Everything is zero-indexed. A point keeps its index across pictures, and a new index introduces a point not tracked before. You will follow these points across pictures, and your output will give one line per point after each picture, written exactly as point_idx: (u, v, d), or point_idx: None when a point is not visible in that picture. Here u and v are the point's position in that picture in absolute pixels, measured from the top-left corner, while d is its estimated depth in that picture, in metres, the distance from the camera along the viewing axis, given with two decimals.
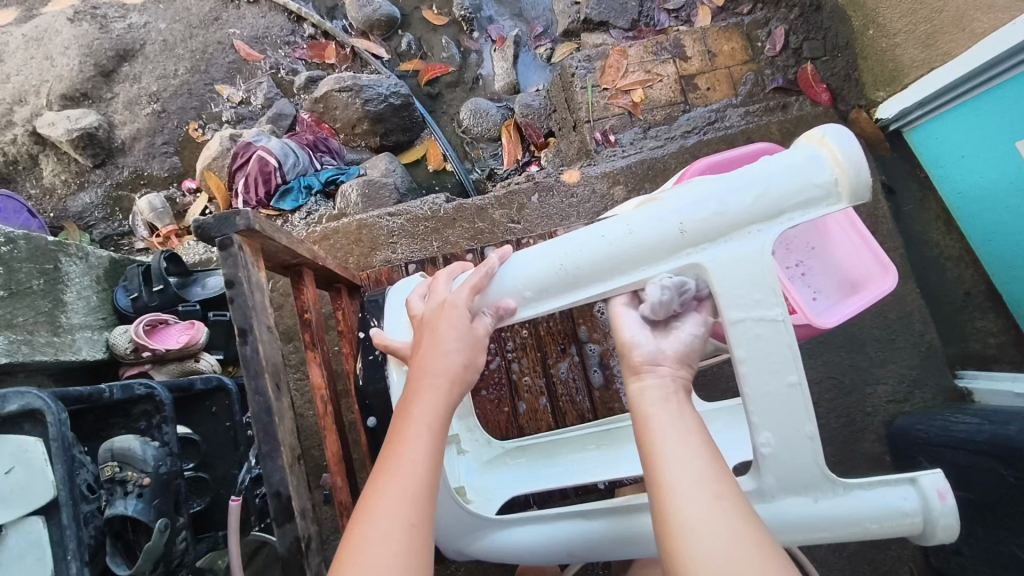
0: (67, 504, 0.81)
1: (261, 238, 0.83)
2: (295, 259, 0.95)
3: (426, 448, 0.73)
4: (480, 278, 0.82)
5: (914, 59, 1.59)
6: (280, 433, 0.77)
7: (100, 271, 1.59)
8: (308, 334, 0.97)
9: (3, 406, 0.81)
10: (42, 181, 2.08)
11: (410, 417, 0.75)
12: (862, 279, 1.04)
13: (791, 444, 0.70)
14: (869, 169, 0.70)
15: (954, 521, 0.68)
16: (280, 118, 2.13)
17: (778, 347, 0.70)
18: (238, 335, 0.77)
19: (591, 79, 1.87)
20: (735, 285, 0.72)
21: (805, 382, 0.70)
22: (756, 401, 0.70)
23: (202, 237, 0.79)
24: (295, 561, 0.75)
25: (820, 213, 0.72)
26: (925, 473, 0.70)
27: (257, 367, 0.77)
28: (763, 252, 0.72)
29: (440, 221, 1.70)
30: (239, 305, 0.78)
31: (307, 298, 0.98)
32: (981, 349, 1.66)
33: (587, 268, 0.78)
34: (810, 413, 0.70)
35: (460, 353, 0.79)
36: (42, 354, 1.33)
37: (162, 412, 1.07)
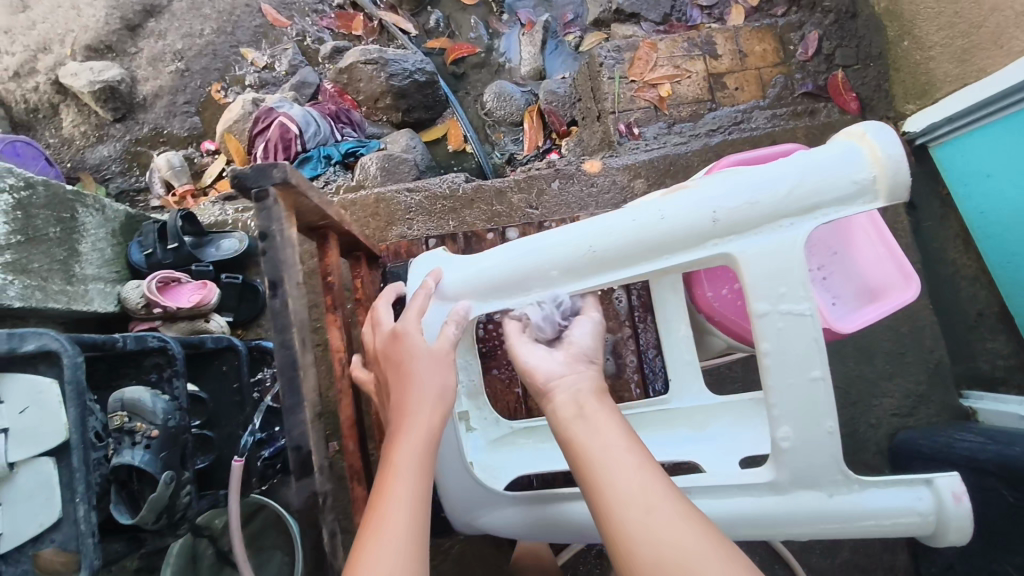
0: (77, 447, 0.82)
1: (295, 192, 0.81)
2: (323, 221, 0.94)
3: (416, 484, 0.74)
4: (421, 300, 0.89)
5: (948, 74, 1.57)
6: (305, 387, 0.78)
7: (115, 225, 1.58)
8: (330, 297, 0.97)
9: (20, 346, 0.80)
10: (61, 131, 2.08)
11: (396, 453, 0.77)
12: (886, 286, 1.03)
13: (811, 440, 0.74)
14: (909, 168, 0.72)
15: (966, 523, 0.73)
16: (304, 86, 2.12)
17: (803, 341, 0.73)
18: (268, 288, 0.78)
19: (619, 70, 1.83)
20: (765, 277, 0.74)
21: (829, 377, 0.73)
22: (778, 394, 0.74)
23: (240, 188, 0.79)
24: (311, 515, 0.75)
25: (856, 210, 0.74)
26: (942, 477, 0.75)
27: (284, 322, 0.78)
28: (796, 247, 0.74)
29: (459, 201, 1.69)
30: (271, 258, 0.78)
31: (330, 260, 0.98)
32: (989, 370, 1.65)
33: (615, 251, 0.80)
34: (831, 410, 0.73)
35: (433, 371, 0.84)
36: (55, 301, 1.33)
37: (174, 366, 1.08)
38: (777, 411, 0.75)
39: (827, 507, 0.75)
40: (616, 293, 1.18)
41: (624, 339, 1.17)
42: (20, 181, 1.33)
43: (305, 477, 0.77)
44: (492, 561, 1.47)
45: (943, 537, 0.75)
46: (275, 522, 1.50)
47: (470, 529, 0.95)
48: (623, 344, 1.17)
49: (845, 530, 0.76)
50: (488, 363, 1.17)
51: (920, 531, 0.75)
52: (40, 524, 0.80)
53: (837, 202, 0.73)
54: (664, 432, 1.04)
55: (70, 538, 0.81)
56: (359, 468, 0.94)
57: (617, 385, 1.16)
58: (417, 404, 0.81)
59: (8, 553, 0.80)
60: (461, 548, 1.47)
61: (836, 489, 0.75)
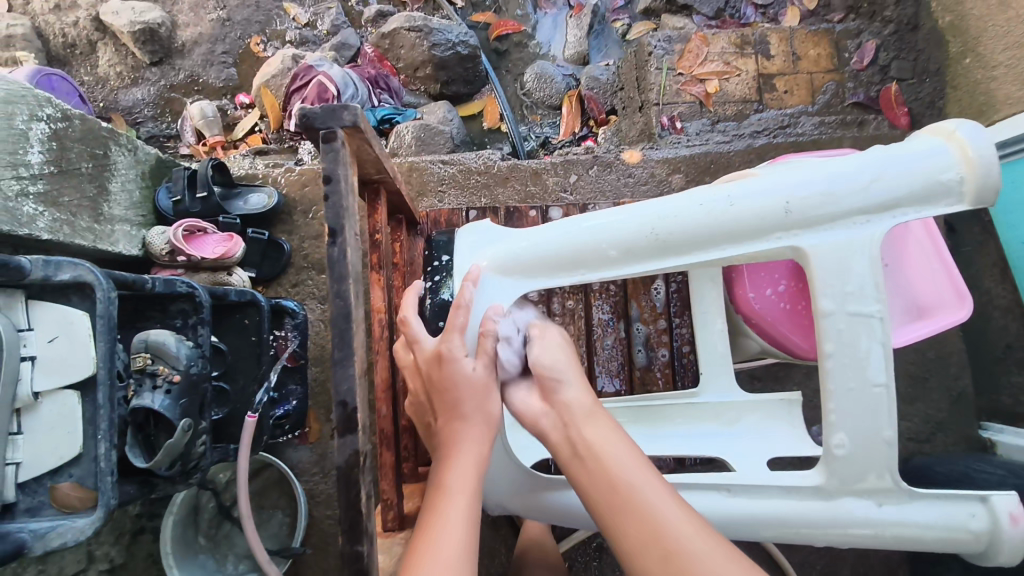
0: (104, 383, 0.79)
1: (361, 138, 0.82)
2: (379, 175, 0.97)
3: (464, 514, 0.72)
4: (458, 318, 0.85)
5: (1009, 96, 1.50)
6: (355, 341, 0.77)
7: (145, 168, 1.56)
8: (376, 255, 1.02)
9: (55, 275, 0.78)
10: (97, 70, 2.07)
11: (445, 488, 0.74)
12: (935, 305, 0.99)
13: (868, 443, 0.76)
14: (999, 169, 0.72)
15: (1020, 545, 0.75)
16: (344, 48, 2.09)
17: (868, 341, 0.75)
18: (328, 235, 0.77)
19: (668, 61, 1.79)
20: (834, 274, 0.76)
21: (892, 386, 0.75)
22: (836, 395, 0.76)
23: (307, 128, 0.78)
24: (353, 474, 0.74)
25: (940, 210, 0.74)
26: (997, 495, 0.76)
27: (342, 270, 0.76)
28: (869, 244, 0.75)
29: (492, 178, 1.66)
30: (333, 204, 0.77)
31: (379, 218, 1.03)
32: (1011, 406, 1.55)
33: (679, 234, 0.80)
34: (889, 418, 0.75)
35: (479, 394, 0.81)
36: (83, 238, 1.31)
37: (200, 314, 1.06)
38: (834, 416, 0.77)
39: (876, 516, 0.77)
40: (655, 283, 1.15)
41: (657, 333, 1.15)
42: (58, 112, 1.31)
43: (348, 432, 0.75)
44: (492, 543, 1.46)
45: (993, 556, 0.77)
46: (279, 481, 1.49)
47: (499, 510, 0.95)
48: (655, 337, 1.14)
49: (895, 541, 0.78)
50: None
51: (971, 547, 0.77)
52: (60, 457, 0.79)
53: (918, 202, 0.74)
54: (690, 425, 1.01)
55: (88, 475, 0.80)
56: (388, 431, 1.04)
57: (646, 378, 1.14)
58: (466, 431, 0.80)
59: (25, 483, 0.79)
60: None
61: (886, 499, 0.77)
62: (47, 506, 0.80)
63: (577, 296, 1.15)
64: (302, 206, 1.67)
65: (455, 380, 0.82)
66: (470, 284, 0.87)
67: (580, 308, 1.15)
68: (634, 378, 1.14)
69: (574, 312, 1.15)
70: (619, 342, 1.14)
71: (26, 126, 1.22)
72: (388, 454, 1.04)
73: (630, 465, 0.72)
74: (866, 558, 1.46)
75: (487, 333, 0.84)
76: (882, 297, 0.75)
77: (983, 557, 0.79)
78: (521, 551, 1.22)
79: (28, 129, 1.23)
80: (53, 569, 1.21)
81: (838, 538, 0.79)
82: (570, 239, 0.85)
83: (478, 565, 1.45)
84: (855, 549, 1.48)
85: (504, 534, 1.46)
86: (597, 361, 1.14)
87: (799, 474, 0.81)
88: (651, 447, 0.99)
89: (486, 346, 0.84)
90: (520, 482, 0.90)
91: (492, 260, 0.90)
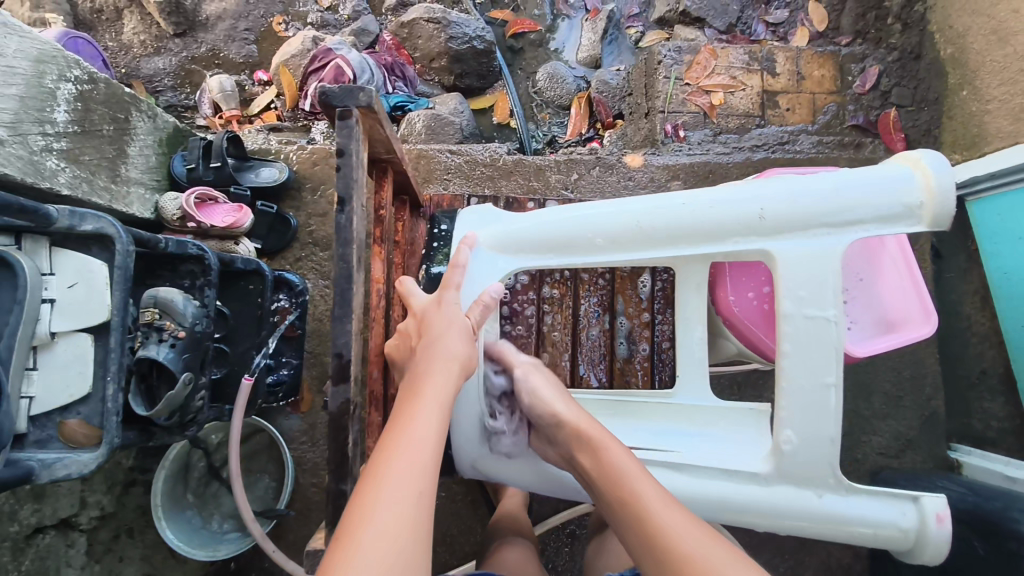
0: (117, 329, 0.85)
1: (373, 118, 0.87)
2: (387, 155, 1.02)
3: (434, 423, 0.73)
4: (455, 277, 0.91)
5: (1000, 130, 1.55)
6: (353, 301, 0.83)
7: (163, 135, 1.62)
8: (379, 228, 1.07)
9: (80, 225, 0.84)
10: (121, 36, 2.13)
11: (420, 396, 0.76)
12: (904, 320, 1.05)
13: (812, 443, 0.82)
14: (955, 201, 0.77)
15: (944, 544, 0.80)
16: (364, 34, 2.15)
17: (824, 344, 0.81)
18: (336, 203, 0.82)
19: (677, 71, 1.84)
20: (798, 279, 0.81)
21: (840, 386, 0.80)
22: (790, 395, 0.82)
23: (324, 103, 0.84)
24: (340, 420, 0.81)
25: (898, 230, 0.79)
26: (928, 497, 0.82)
27: (346, 236, 0.82)
28: (832, 254, 0.81)
29: (497, 170, 1.72)
30: (343, 172, 0.82)
31: (385, 195, 1.08)
32: (981, 430, 1.60)
33: (663, 230, 0.86)
34: (835, 418, 0.81)
35: (458, 336, 0.84)
36: (100, 197, 1.36)
37: (207, 276, 1.12)
38: (785, 413, 0.82)
39: (818, 505, 0.83)
40: (641, 277, 1.21)
41: (640, 327, 1.20)
42: (85, 74, 1.36)
43: (342, 382, 0.81)
44: (469, 521, 1.52)
45: (919, 554, 0.83)
46: (269, 446, 1.55)
47: (473, 472, 1.00)
48: (637, 331, 1.20)
49: (830, 531, 0.83)
50: (502, 320, 1.18)
51: (900, 544, 0.83)
52: (70, 395, 0.85)
53: (881, 220, 0.79)
54: (664, 422, 1.06)
55: (95, 414, 0.86)
56: (378, 393, 1.07)
57: (626, 369, 1.20)
58: (436, 362, 0.81)
59: (37, 416, 0.85)
60: (442, 503, 1.52)
61: (826, 490, 0.83)
62: (55, 440, 0.86)
63: (567, 288, 1.21)
64: (311, 183, 1.72)
65: (440, 319, 0.86)
66: (465, 249, 0.93)
67: (569, 299, 1.21)
68: (614, 369, 1.19)
69: (563, 303, 1.21)
70: (603, 333, 1.20)
71: (55, 85, 1.27)
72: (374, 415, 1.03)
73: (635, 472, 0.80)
74: (827, 564, 1.52)
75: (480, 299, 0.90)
76: (839, 304, 0.80)
77: (911, 554, 0.84)
78: (496, 520, 1.29)
79: (56, 88, 1.28)
80: (48, 509, 1.26)
81: (773, 525, 0.85)
82: (560, 224, 0.91)
83: (453, 541, 1.51)
84: (818, 554, 1.53)
85: (481, 513, 1.52)
86: (580, 350, 1.19)
87: (749, 462, 0.87)
88: (623, 436, 1.05)
89: (473, 313, 0.89)
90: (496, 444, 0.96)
91: (489, 234, 0.96)
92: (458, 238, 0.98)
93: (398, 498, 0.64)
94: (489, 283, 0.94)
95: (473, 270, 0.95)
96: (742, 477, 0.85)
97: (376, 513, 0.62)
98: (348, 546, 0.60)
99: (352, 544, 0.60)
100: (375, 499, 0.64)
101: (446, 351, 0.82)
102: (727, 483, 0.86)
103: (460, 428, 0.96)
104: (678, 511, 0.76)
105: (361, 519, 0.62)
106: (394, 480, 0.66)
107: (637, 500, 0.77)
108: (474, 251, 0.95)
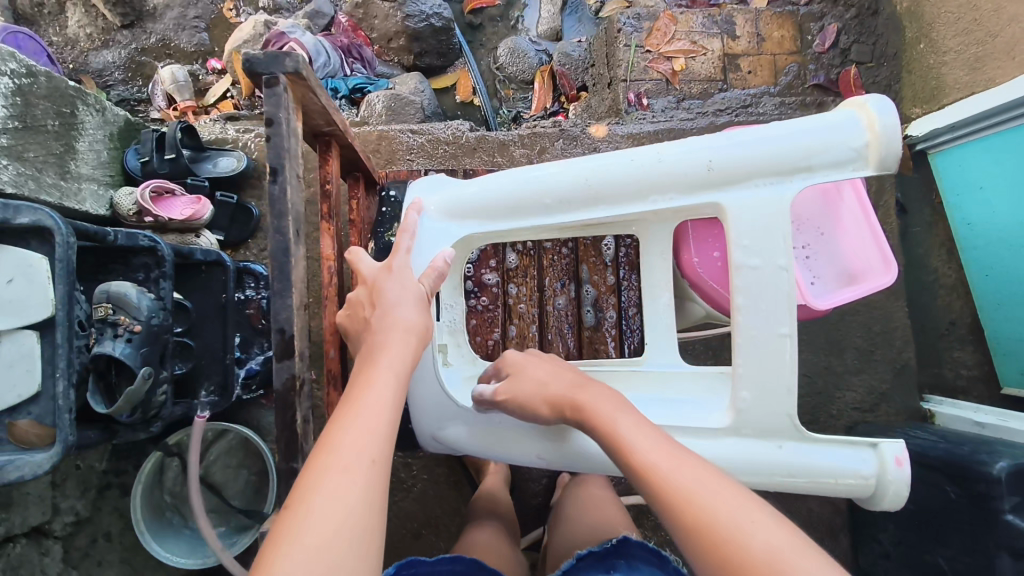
0: (62, 324, 0.83)
1: (304, 86, 0.84)
2: (329, 128, 0.98)
3: (389, 391, 0.70)
4: (407, 242, 0.87)
5: (957, 81, 1.58)
6: (294, 275, 0.81)
7: (113, 129, 1.57)
8: (327, 204, 1.00)
9: (15, 218, 0.82)
10: (66, 30, 2.05)
11: (376, 365, 0.73)
12: (865, 271, 1.05)
13: (769, 396, 0.82)
14: (901, 141, 0.76)
15: (904, 486, 0.81)
16: (318, 16, 2.08)
17: (775, 292, 0.80)
18: (269, 173, 0.81)
19: (637, 38, 1.81)
20: (747, 228, 0.81)
21: (795, 334, 0.80)
22: (744, 345, 0.82)
23: (250, 71, 0.81)
24: (289, 397, 0.80)
25: (846, 175, 0.78)
26: (886, 442, 0.82)
27: (282, 208, 0.81)
28: (781, 203, 0.80)
29: (461, 148, 1.69)
30: (274, 144, 0.81)
31: (331, 169, 1.02)
32: (952, 378, 1.69)
33: (611, 185, 0.85)
34: (791, 368, 0.81)
35: (410, 304, 0.80)
36: (48, 194, 1.32)
37: (162, 268, 1.09)
38: (743, 370, 0.82)
39: (778, 455, 0.83)
40: (604, 241, 1.18)
41: (606, 293, 1.18)
42: (22, 68, 1.31)
43: (287, 358, 0.80)
44: (451, 501, 1.52)
45: (879, 501, 0.83)
46: (245, 440, 1.52)
47: (435, 445, 1.00)
48: (603, 297, 1.18)
49: (793, 480, 0.83)
50: (468, 294, 1.19)
51: (861, 491, 0.83)
52: (18, 395, 0.83)
53: (827, 164, 0.78)
54: (636, 388, 1.06)
55: (47, 412, 0.84)
56: (337, 371, 1.01)
57: (594, 337, 1.18)
58: (391, 336, 0.76)
59: None
60: (424, 486, 1.52)
61: (784, 439, 0.83)
62: (5, 442, 0.84)
63: (531, 260, 1.19)
64: None
65: (395, 283, 0.81)
66: (412, 213, 0.91)
67: (534, 268, 1.20)
68: (582, 337, 1.18)
69: (527, 273, 1.19)
70: (569, 302, 1.18)
71: None
72: (336, 394, 1.01)
73: (647, 443, 0.73)
74: None
75: (432, 265, 0.86)
76: (790, 251, 0.80)
77: (871, 502, 0.85)
78: (475, 498, 1.29)
79: None
80: (17, 519, 1.26)
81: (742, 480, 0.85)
82: (510, 184, 0.90)
83: (436, 522, 1.51)
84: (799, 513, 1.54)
85: (464, 492, 1.52)
86: (549, 322, 1.18)
87: (708, 418, 0.87)
88: None
89: (428, 278, 0.85)
90: (453, 413, 0.96)
91: (435, 200, 0.94)
92: (404, 204, 0.95)
93: (351, 466, 0.62)
94: (441, 248, 0.93)
95: (421, 236, 0.93)
96: (698, 432, 0.86)
97: (324, 480, 0.60)
98: (296, 514, 0.58)
99: (301, 508, 0.58)
100: (322, 467, 0.61)
101: (402, 323, 0.77)
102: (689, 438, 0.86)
103: (419, 399, 0.97)
104: (685, 462, 0.70)
105: (311, 487, 0.60)
106: (348, 449, 0.63)
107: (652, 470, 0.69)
108: (423, 216, 0.93)
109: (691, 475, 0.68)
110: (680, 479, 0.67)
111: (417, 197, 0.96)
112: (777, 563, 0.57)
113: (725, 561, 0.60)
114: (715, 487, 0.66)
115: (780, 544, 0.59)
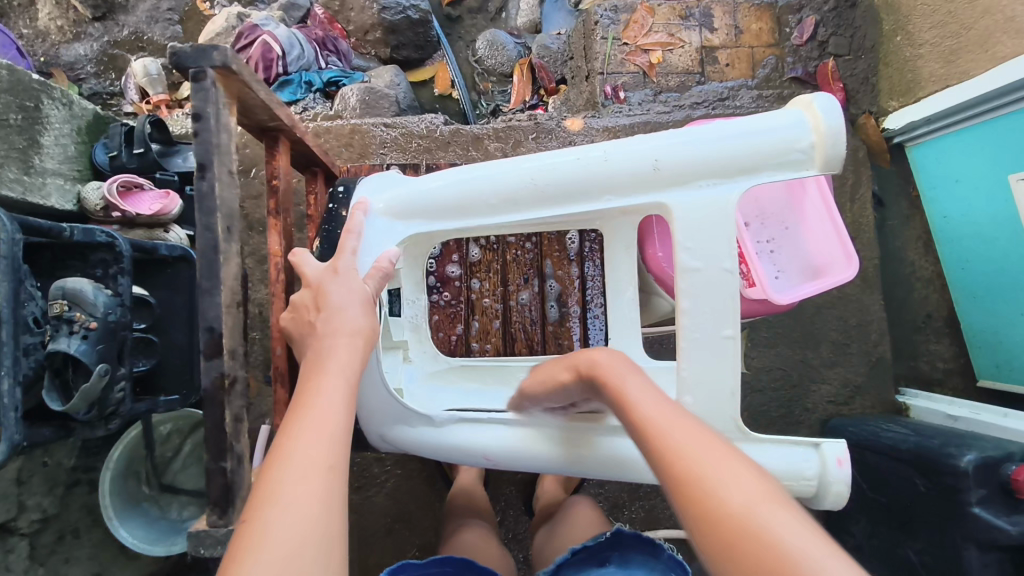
0: (7, 322, 0.82)
1: (237, 80, 0.84)
2: (273, 122, 0.97)
3: (341, 396, 0.70)
4: (353, 242, 0.87)
5: (932, 74, 1.58)
6: (223, 274, 0.82)
7: (81, 123, 1.55)
8: (274, 200, 1.00)
9: None
10: (36, 23, 2.01)
11: (324, 371, 0.72)
12: (828, 266, 1.04)
13: (712, 400, 0.81)
14: (845, 143, 0.76)
15: (844, 486, 0.82)
16: (293, 8, 2.06)
17: (719, 295, 0.80)
18: (197, 170, 0.81)
19: (613, 31, 1.79)
20: (690, 229, 0.80)
21: (738, 336, 0.80)
22: (689, 348, 0.81)
23: (177, 65, 0.81)
24: (217, 397, 0.82)
25: (790, 176, 0.78)
26: (828, 443, 0.83)
27: (209, 206, 0.81)
28: (726, 203, 0.80)
29: (434, 142, 1.68)
30: (202, 141, 0.81)
31: (279, 165, 1.01)
32: (928, 371, 1.69)
33: (556, 186, 0.84)
34: (734, 368, 0.81)
35: (357, 307, 0.79)
36: (8, 190, 1.31)
37: (121, 264, 1.07)
38: (686, 374, 0.81)
39: None
40: (569, 235, 1.18)
41: (570, 288, 1.17)
42: None
43: (213, 357, 0.81)
44: (425, 497, 1.52)
45: (822, 500, 0.84)
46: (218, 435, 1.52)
47: (385, 444, 1.00)
48: (568, 294, 1.17)
49: None
50: (431, 289, 1.18)
51: (804, 491, 0.84)
52: None
53: (772, 166, 0.78)
54: None
55: None
56: (283, 367, 1.01)
57: (558, 332, 1.17)
58: (334, 340, 0.75)
59: None
60: (397, 482, 1.52)
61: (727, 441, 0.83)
62: None
63: (494, 255, 1.19)
64: None
65: (339, 285, 0.80)
66: (358, 213, 0.90)
67: (497, 264, 1.19)
68: (546, 333, 1.17)
69: (491, 269, 1.19)
70: (533, 297, 1.18)
71: None
72: (283, 391, 1.01)
73: (647, 398, 0.68)
74: None
75: (377, 265, 0.86)
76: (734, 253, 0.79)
77: (815, 501, 0.86)
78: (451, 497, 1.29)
79: None
80: None
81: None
82: (456, 185, 0.89)
83: (410, 518, 1.51)
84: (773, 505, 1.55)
85: (436, 487, 1.52)
86: (512, 316, 1.18)
87: None
88: None
89: (373, 280, 0.85)
90: (401, 413, 0.95)
91: (384, 199, 0.93)
92: (351, 205, 0.95)
93: (309, 474, 0.61)
94: (388, 248, 0.92)
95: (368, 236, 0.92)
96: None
97: (280, 494, 0.59)
98: (255, 527, 0.57)
99: (261, 523, 0.57)
100: (277, 478, 0.61)
101: (348, 327, 0.77)
102: (636, 441, 0.86)
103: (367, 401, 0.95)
104: (684, 415, 0.64)
105: (268, 498, 0.59)
106: (303, 457, 0.62)
107: (648, 426, 0.65)
108: (369, 215, 0.93)
109: (685, 430, 0.63)
110: (675, 434, 0.62)
111: (364, 196, 0.94)
112: (753, 521, 0.53)
113: (704, 520, 0.55)
114: (706, 442, 0.60)
115: (759, 502, 0.54)
